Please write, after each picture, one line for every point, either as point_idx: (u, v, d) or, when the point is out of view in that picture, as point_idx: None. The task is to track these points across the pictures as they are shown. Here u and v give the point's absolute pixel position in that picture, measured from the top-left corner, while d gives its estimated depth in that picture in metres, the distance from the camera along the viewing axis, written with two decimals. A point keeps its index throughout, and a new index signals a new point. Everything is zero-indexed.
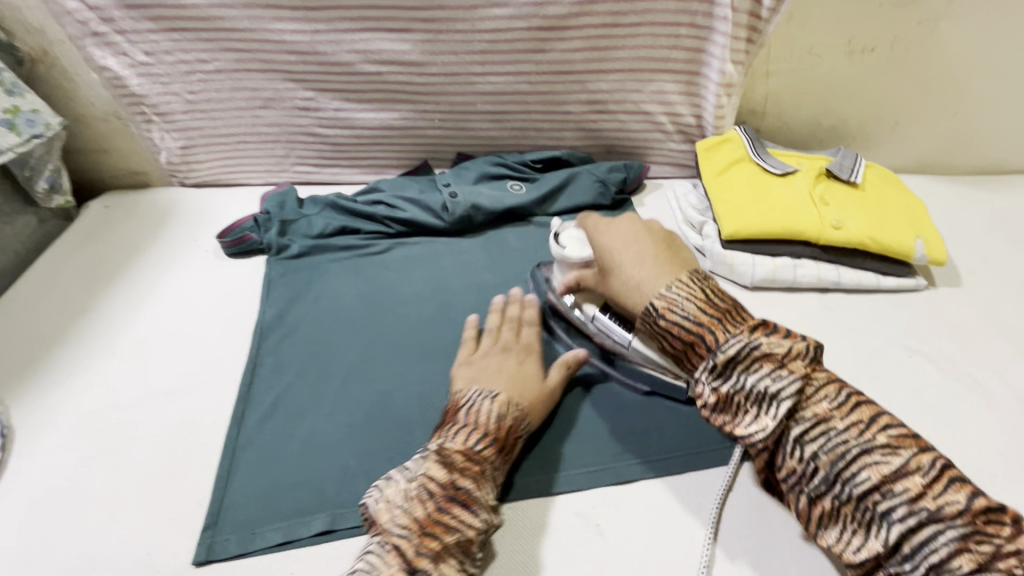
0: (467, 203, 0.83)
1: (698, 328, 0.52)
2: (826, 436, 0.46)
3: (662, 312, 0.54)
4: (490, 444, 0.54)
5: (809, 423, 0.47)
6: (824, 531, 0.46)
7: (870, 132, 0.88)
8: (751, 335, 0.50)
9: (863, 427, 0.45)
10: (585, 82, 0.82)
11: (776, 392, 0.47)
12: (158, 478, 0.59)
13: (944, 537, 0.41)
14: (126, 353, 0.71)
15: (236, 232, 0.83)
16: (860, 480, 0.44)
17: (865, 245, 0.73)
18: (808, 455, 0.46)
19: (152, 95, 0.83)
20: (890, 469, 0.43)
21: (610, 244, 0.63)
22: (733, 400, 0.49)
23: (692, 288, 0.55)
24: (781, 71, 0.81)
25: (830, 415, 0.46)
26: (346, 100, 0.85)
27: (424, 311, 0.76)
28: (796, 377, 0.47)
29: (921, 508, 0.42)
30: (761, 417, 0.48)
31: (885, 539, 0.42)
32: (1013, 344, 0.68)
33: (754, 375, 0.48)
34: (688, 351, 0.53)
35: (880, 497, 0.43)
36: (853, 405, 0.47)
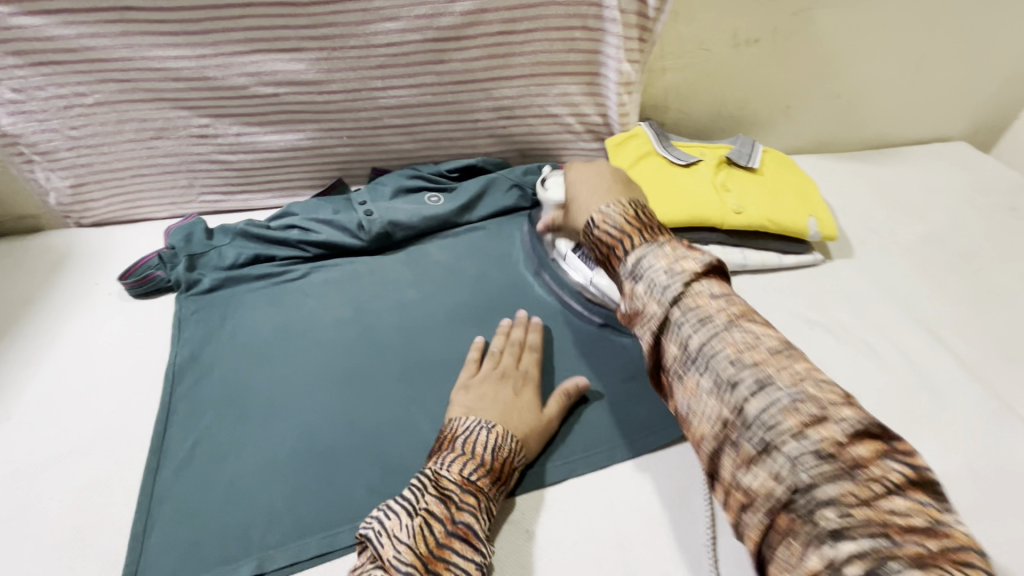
0: (384, 220, 0.82)
1: (621, 236, 0.52)
2: (703, 323, 0.46)
3: (597, 223, 0.53)
4: (488, 474, 0.54)
5: (699, 322, 0.46)
6: (691, 414, 0.45)
7: (765, 118, 0.93)
8: (664, 243, 0.51)
9: (739, 319, 0.46)
10: (489, 89, 0.82)
11: (668, 283, 0.47)
12: (68, 544, 0.55)
13: (785, 407, 0.40)
14: (21, 415, 0.66)
15: (140, 271, 0.78)
16: (722, 357, 0.44)
17: (765, 227, 0.77)
18: (691, 350, 0.45)
19: (29, 135, 0.77)
20: (752, 349, 0.43)
21: (578, 179, 0.62)
22: (635, 294, 0.49)
23: (630, 207, 0.54)
24: (676, 67, 0.85)
25: (715, 309, 0.46)
26: (246, 124, 0.82)
27: (347, 335, 0.74)
28: (694, 275, 0.48)
29: (772, 385, 0.41)
30: (652, 303, 0.48)
31: (735, 408, 0.42)
32: (899, 306, 0.74)
33: (654, 268, 0.49)
34: (608, 257, 0.53)
35: (735, 372, 0.43)
36: (740, 307, 0.47)
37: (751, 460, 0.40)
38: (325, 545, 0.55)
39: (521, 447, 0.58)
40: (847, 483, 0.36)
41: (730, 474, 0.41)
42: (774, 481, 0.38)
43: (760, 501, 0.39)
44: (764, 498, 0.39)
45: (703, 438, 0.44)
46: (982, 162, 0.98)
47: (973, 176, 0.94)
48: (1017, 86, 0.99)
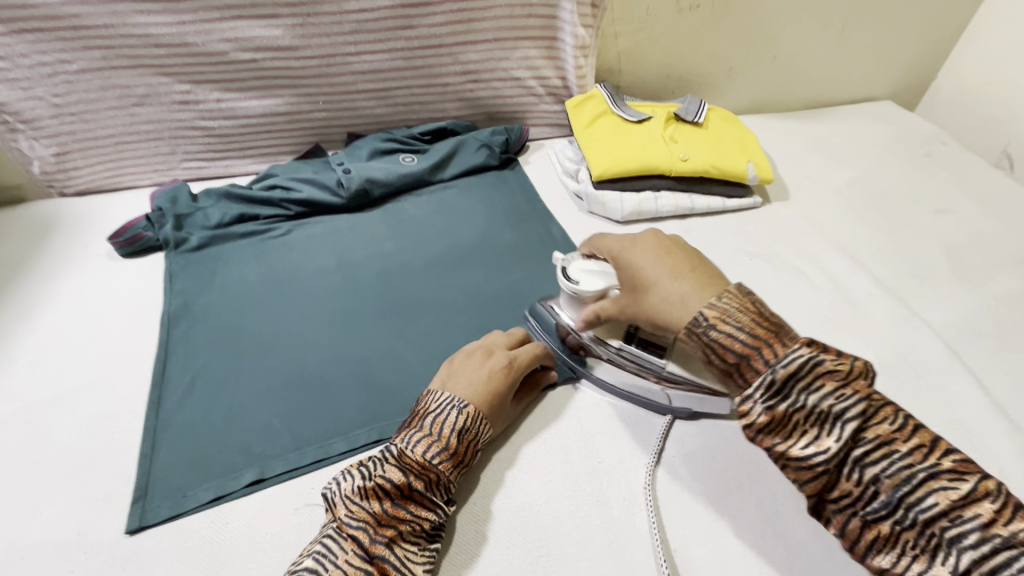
0: (362, 177, 0.88)
1: (755, 343, 0.48)
2: (890, 461, 0.44)
3: (715, 323, 0.50)
4: (450, 456, 0.54)
5: (869, 444, 0.44)
6: (884, 559, 0.44)
7: (710, 79, 1.02)
8: (812, 351, 0.47)
9: (927, 450, 0.44)
10: (456, 54, 0.89)
11: (841, 412, 0.45)
12: (83, 466, 0.60)
13: (1021, 565, 0.38)
14: (23, 363, 0.70)
15: (130, 231, 0.82)
16: (926, 504, 0.42)
17: (709, 173, 0.86)
18: (868, 477, 0.44)
19: (13, 102, 0.80)
20: (960, 493, 0.41)
21: (645, 260, 0.58)
22: (791, 419, 0.47)
23: (743, 300, 0.51)
24: (627, 31, 0.92)
25: (894, 437, 0.44)
26: (226, 90, 0.86)
27: (330, 281, 0.80)
28: (862, 399, 0.45)
29: (997, 537, 0.40)
30: (823, 438, 0.45)
31: (955, 565, 0.40)
32: (828, 239, 0.83)
33: (816, 394, 0.46)
34: (741, 366, 0.49)
35: (949, 524, 0.41)
36: (915, 429, 0.45)
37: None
38: (321, 452, 0.61)
39: (488, 425, 0.59)
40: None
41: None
42: None
43: None
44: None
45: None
46: (903, 117, 1.09)
47: (895, 129, 1.05)
48: (932, 49, 1.10)
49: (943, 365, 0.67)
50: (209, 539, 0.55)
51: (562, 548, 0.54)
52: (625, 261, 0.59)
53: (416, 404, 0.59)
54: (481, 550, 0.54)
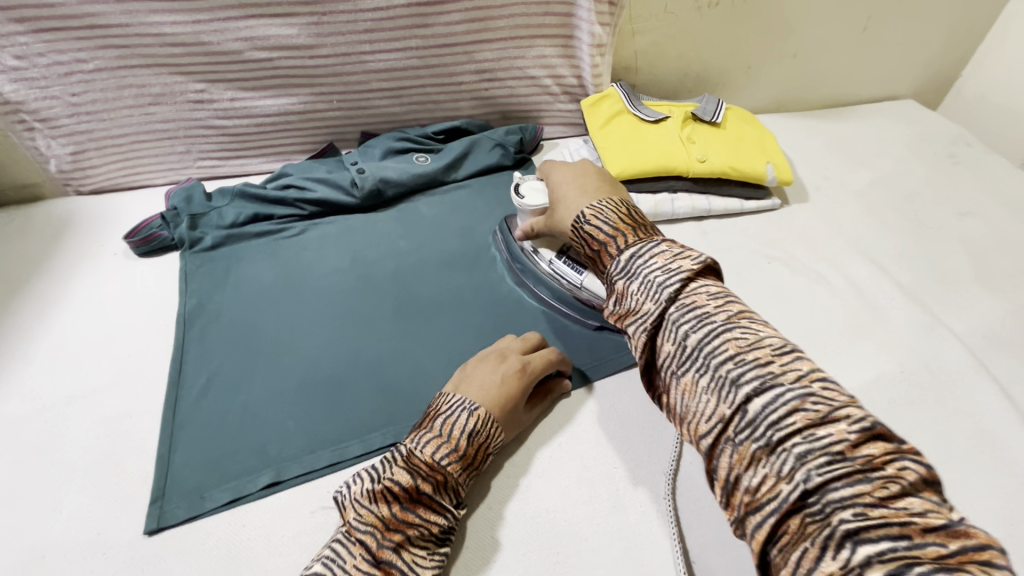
0: (376, 177, 0.88)
1: (614, 232, 0.55)
2: (696, 317, 0.46)
3: (588, 219, 0.57)
4: (459, 459, 0.53)
5: (683, 304, 0.47)
6: (687, 410, 0.45)
7: (728, 78, 1.00)
8: (659, 241, 0.53)
9: (735, 314, 0.46)
10: (471, 52, 0.88)
11: (663, 280, 0.49)
12: (100, 467, 0.60)
13: (790, 401, 0.39)
14: (41, 362, 0.70)
15: (145, 230, 0.83)
16: (717, 349, 0.44)
17: (727, 174, 0.84)
18: (679, 334, 0.46)
19: (31, 101, 0.81)
20: (749, 341, 0.43)
21: (559, 179, 0.66)
22: (627, 292, 0.51)
23: (618, 207, 0.58)
24: (645, 30, 0.91)
25: (705, 301, 0.47)
26: (241, 89, 0.86)
27: (344, 282, 0.80)
28: (688, 274, 0.49)
29: (771, 375, 0.41)
30: (646, 300, 0.49)
31: (736, 404, 0.41)
32: (848, 241, 0.82)
33: (650, 266, 0.50)
34: (599, 253, 0.56)
35: (733, 367, 0.42)
36: (728, 299, 0.47)
37: (753, 458, 0.39)
38: (337, 456, 0.61)
39: (500, 429, 0.57)
40: (858, 481, 0.35)
41: (727, 467, 0.41)
42: (785, 484, 0.37)
43: (765, 501, 0.38)
44: (765, 496, 0.38)
45: (700, 433, 0.43)
46: (926, 115, 1.06)
47: (917, 128, 1.03)
48: (958, 47, 1.08)
49: (966, 373, 0.66)
50: (226, 541, 0.55)
51: (578, 554, 0.54)
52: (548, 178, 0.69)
53: (429, 404, 0.58)
54: (495, 556, 0.54)
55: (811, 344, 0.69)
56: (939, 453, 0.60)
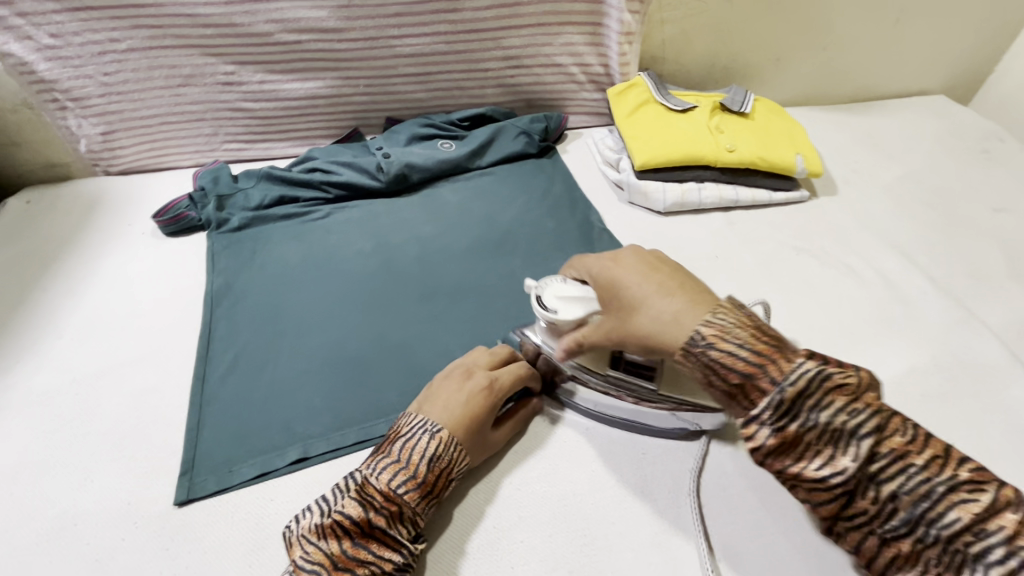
0: (401, 162, 0.88)
1: (757, 360, 0.43)
2: (906, 473, 0.40)
3: (713, 341, 0.44)
4: (418, 487, 0.50)
5: (887, 458, 0.40)
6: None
7: (757, 69, 0.99)
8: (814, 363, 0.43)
9: (942, 459, 0.40)
10: (499, 38, 0.87)
11: (851, 427, 0.41)
12: (130, 439, 0.61)
13: (943, 500, 0.39)
14: (71, 337, 0.71)
15: (173, 210, 0.84)
16: (948, 520, 0.38)
17: (756, 164, 0.83)
18: (884, 492, 0.40)
19: (64, 80, 0.82)
20: (981, 504, 0.38)
21: (631, 278, 0.51)
22: (801, 440, 0.42)
23: (736, 315, 0.46)
24: (674, 18, 0.90)
25: (910, 449, 0.40)
26: (270, 72, 0.87)
27: (368, 265, 0.80)
28: (872, 411, 0.41)
29: (1022, 548, 0.37)
30: (837, 455, 0.41)
31: (892, 508, 0.40)
32: (879, 235, 0.81)
33: (826, 410, 0.41)
34: (746, 387, 0.43)
35: (975, 540, 0.38)
36: (927, 437, 0.41)
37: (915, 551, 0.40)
38: (363, 434, 0.61)
39: (466, 454, 0.54)
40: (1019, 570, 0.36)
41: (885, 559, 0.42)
42: None
43: None
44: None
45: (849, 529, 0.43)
46: (958, 111, 1.05)
47: (949, 124, 1.01)
48: (992, 41, 1.06)
49: (1003, 369, 0.65)
50: (254, 514, 0.55)
51: (604, 537, 0.54)
52: (609, 279, 0.53)
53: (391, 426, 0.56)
54: (520, 533, 0.54)
55: (842, 336, 0.68)
56: (979, 447, 0.58)
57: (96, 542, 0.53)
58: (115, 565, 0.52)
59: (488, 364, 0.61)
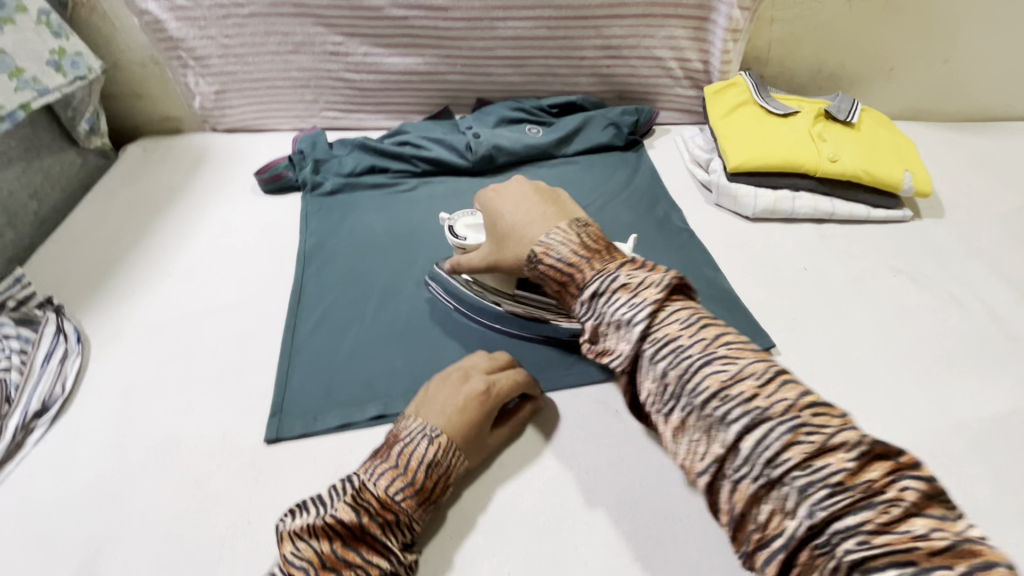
0: (490, 143, 0.89)
1: (571, 268, 0.50)
2: (674, 353, 0.44)
3: (539, 256, 0.52)
4: (415, 493, 0.50)
5: (657, 340, 0.45)
6: (680, 450, 0.43)
7: (866, 78, 0.94)
8: (618, 272, 0.49)
9: (709, 342, 0.43)
10: (601, 27, 0.87)
11: (633, 317, 0.45)
12: (227, 375, 0.66)
13: (781, 437, 0.38)
14: (177, 276, 0.77)
15: (272, 169, 0.89)
16: (700, 389, 0.42)
17: (858, 177, 0.79)
18: (658, 372, 0.44)
19: (189, 40, 0.88)
20: (729, 375, 0.41)
21: (503, 204, 0.58)
22: (598, 329, 0.48)
23: (570, 232, 0.52)
24: (786, 18, 0.87)
25: (681, 333, 0.44)
26: (374, 45, 0.90)
27: (451, 240, 0.82)
28: (655, 304, 0.46)
29: (757, 410, 0.40)
30: (621, 341, 0.46)
31: (726, 442, 0.40)
32: (989, 265, 0.75)
33: (614, 303, 0.47)
34: (562, 291, 0.51)
35: (720, 404, 0.41)
36: (703, 325, 0.45)
37: (756, 496, 0.39)
38: None
39: (466, 455, 0.54)
40: (867, 513, 0.35)
41: (727, 504, 0.41)
42: (790, 519, 0.38)
43: (776, 536, 0.38)
44: (774, 532, 0.38)
45: (696, 471, 0.42)
46: None
47: None
48: None
49: None
50: (335, 462, 0.59)
51: (669, 532, 0.53)
52: (489, 210, 0.59)
53: (390, 429, 0.55)
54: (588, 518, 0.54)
55: (936, 365, 0.65)
56: None
57: (195, 463, 0.58)
58: (210, 488, 0.57)
59: (483, 368, 0.59)
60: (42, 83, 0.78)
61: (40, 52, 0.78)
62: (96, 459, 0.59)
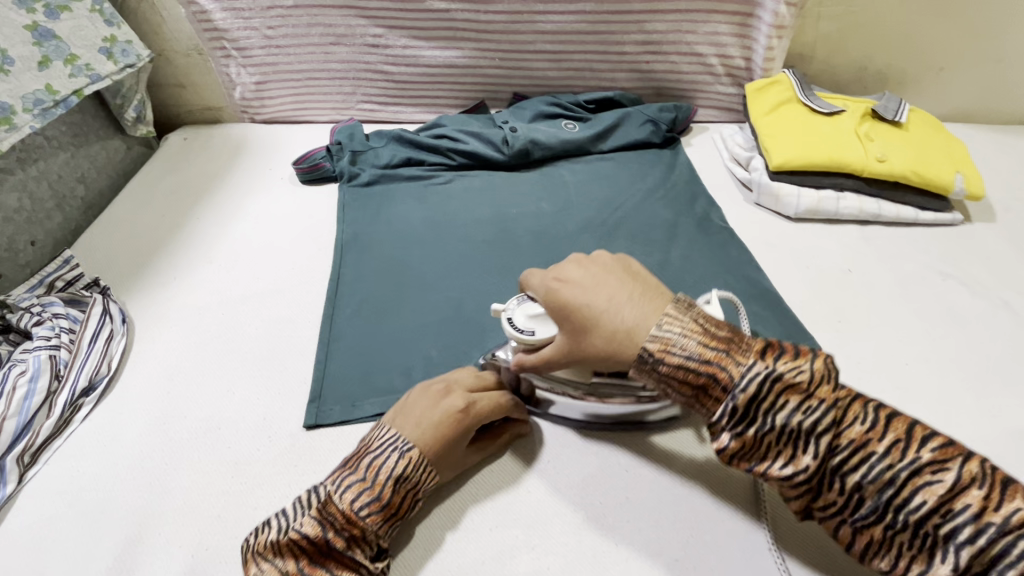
0: (527, 137, 0.89)
1: (706, 366, 0.42)
2: (868, 462, 0.38)
3: (659, 355, 0.43)
4: (381, 509, 0.48)
5: (847, 450, 0.39)
6: (882, 562, 0.39)
7: (915, 77, 0.92)
8: (765, 362, 0.40)
9: (903, 443, 0.38)
10: (642, 21, 0.86)
11: (811, 425, 0.39)
12: (266, 360, 0.67)
13: (1021, 549, 0.35)
14: (218, 262, 0.78)
15: (310, 160, 0.90)
16: (913, 504, 0.37)
17: (908, 178, 0.77)
18: (849, 484, 0.39)
19: (234, 30, 0.90)
20: (945, 483, 0.37)
21: (577, 291, 0.49)
22: (762, 443, 0.41)
23: (683, 319, 0.45)
24: (832, 14, 0.85)
25: (872, 438, 0.39)
26: (414, 38, 0.90)
27: (486, 233, 0.82)
28: (829, 406, 0.39)
29: (989, 524, 0.36)
30: (800, 456, 0.40)
31: (953, 564, 0.36)
32: None
33: (780, 411, 0.40)
34: (699, 396, 0.43)
35: (940, 520, 0.37)
36: (888, 420, 0.39)
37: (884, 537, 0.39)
38: None
39: (437, 473, 0.52)
40: None
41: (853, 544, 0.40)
42: None
43: None
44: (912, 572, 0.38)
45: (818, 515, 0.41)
46: None
47: None
48: None
49: None
50: None
51: (713, 532, 0.51)
52: (560, 299, 0.50)
53: (361, 440, 0.54)
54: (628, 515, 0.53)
55: (990, 372, 0.63)
56: None
57: (236, 446, 0.59)
58: (250, 470, 0.57)
59: (462, 383, 0.56)
60: (94, 70, 0.81)
61: (92, 39, 0.81)
62: (140, 438, 0.60)
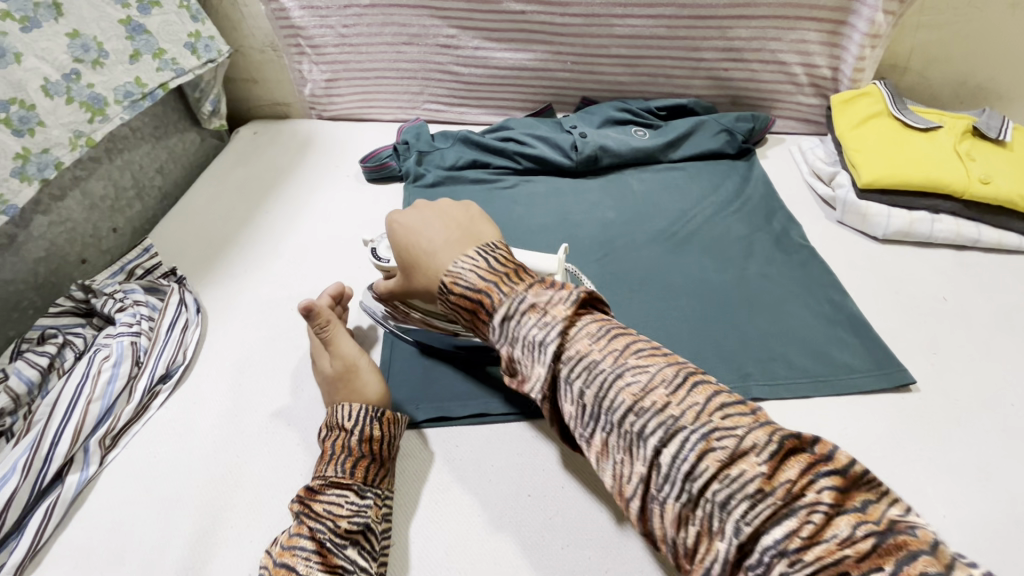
0: (596, 144, 0.86)
1: (479, 295, 0.48)
2: (590, 373, 0.43)
3: (448, 287, 0.50)
4: (328, 464, 0.52)
5: (572, 359, 0.44)
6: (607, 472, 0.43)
7: (1019, 93, 0.85)
8: (527, 291, 0.47)
9: (627, 358, 0.43)
10: (725, 28, 0.83)
11: (544, 341, 0.44)
12: None
13: (704, 450, 0.37)
14: (286, 257, 0.79)
15: (377, 159, 0.90)
16: (619, 406, 0.41)
17: (1013, 203, 0.72)
18: (577, 393, 0.43)
19: (310, 28, 0.91)
20: (650, 391, 0.40)
21: (416, 228, 0.56)
22: (512, 355, 0.47)
23: (479, 256, 0.50)
24: (933, 25, 0.80)
25: (594, 348, 0.43)
26: (487, 39, 0.89)
27: (551, 237, 0.80)
28: (563, 323, 0.45)
29: (684, 426, 0.39)
30: (535, 364, 0.45)
31: (648, 460, 0.39)
32: None
33: (525, 326, 0.45)
34: (474, 320, 0.49)
35: (639, 421, 0.40)
36: (624, 341, 0.44)
37: (683, 518, 0.38)
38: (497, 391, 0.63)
39: (394, 421, 0.56)
40: (791, 522, 0.34)
41: (661, 530, 0.40)
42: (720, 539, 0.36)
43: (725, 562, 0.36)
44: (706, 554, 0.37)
45: (628, 496, 0.41)
46: None
47: None
48: None
49: None
50: (443, 453, 0.58)
51: None
52: (401, 236, 0.57)
53: None
54: None
55: None
56: None
57: (304, 444, 0.59)
58: None
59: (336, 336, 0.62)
60: (179, 65, 0.83)
61: (179, 34, 0.82)
62: (213, 428, 0.61)
